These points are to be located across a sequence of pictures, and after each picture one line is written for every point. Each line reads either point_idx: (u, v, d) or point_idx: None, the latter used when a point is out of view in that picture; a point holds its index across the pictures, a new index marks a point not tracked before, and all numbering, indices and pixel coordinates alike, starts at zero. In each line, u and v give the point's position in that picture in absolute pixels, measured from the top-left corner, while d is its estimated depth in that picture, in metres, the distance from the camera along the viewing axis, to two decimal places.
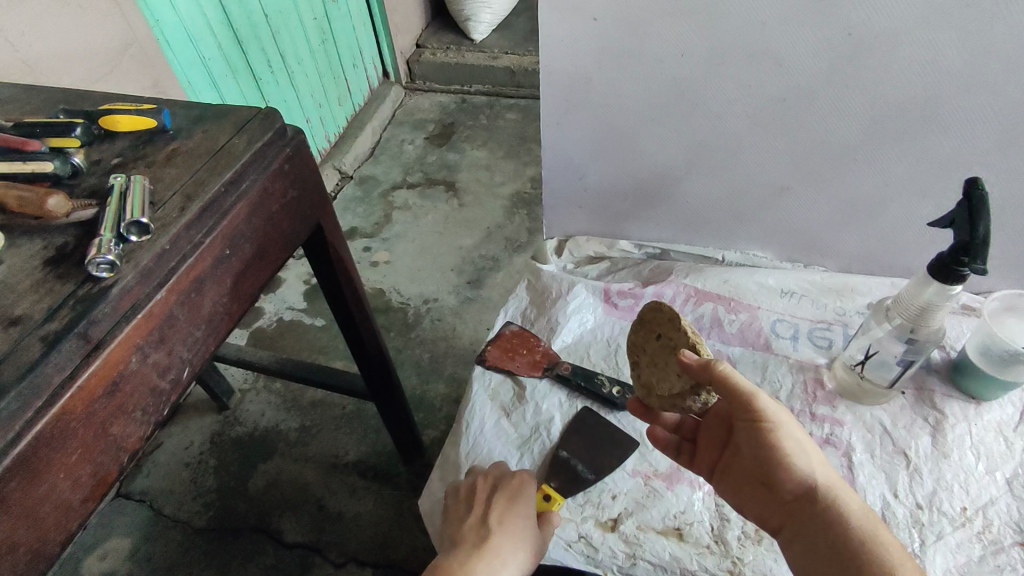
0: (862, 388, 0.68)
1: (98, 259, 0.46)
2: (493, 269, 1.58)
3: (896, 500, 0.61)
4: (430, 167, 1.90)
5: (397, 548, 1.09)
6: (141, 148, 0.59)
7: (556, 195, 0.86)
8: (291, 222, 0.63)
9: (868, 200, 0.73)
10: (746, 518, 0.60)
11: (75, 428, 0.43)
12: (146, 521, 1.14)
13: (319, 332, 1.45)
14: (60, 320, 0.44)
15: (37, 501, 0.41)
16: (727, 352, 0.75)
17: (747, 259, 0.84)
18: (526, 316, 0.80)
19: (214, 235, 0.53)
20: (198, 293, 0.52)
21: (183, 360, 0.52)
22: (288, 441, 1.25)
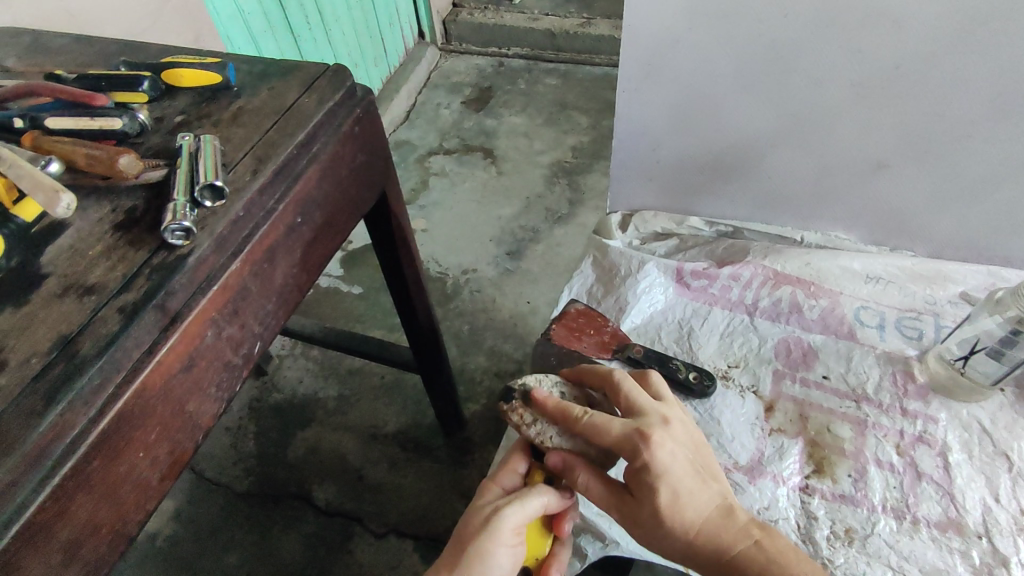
0: (957, 382, 0.64)
1: (173, 225, 0.43)
2: (533, 241, 1.54)
3: (998, 505, 0.57)
4: (467, 133, 1.84)
5: (440, 521, 1.09)
6: (206, 104, 0.55)
7: (624, 166, 0.80)
8: (358, 189, 0.59)
9: (972, 180, 0.68)
10: (834, 517, 0.58)
11: (153, 405, 0.40)
12: (189, 483, 1.15)
13: (356, 300, 1.43)
14: (135, 290, 0.41)
15: (118, 481, 0.39)
16: (809, 338, 0.70)
17: (828, 240, 0.79)
18: (592, 294, 0.76)
19: (287, 201, 0.49)
20: (271, 263, 0.49)
21: (255, 334, 0.49)
22: (328, 410, 1.23)
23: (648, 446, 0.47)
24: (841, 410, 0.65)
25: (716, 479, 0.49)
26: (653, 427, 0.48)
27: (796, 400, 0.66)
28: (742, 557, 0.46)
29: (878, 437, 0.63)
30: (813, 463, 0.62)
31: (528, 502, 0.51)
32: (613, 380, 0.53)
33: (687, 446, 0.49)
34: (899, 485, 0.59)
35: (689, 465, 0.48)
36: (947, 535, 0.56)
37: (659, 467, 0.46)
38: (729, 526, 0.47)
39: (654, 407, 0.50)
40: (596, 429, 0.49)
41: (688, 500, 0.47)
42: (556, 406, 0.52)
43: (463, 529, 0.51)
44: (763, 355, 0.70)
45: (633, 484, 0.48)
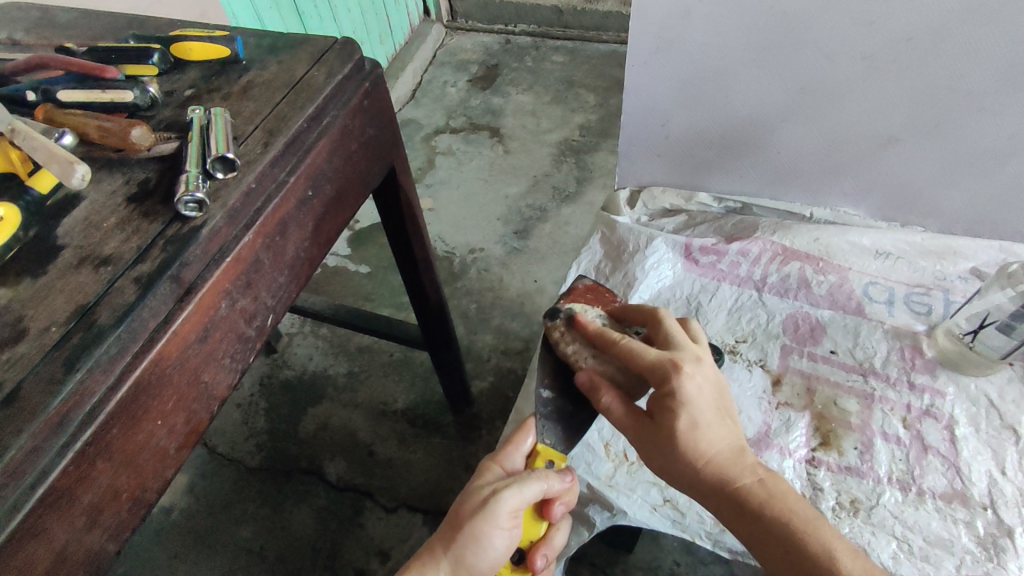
0: (965, 357, 0.64)
1: (186, 196, 0.43)
2: (540, 220, 1.54)
3: (1004, 478, 0.58)
4: (473, 111, 1.83)
5: (448, 496, 1.10)
6: (215, 78, 0.55)
7: (633, 141, 0.80)
8: (367, 163, 0.59)
9: (986, 155, 0.67)
10: (840, 489, 0.59)
11: (170, 374, 0.41)
12: (202, 458, 1.17)
13: (364, 279, 1.44)
14: (151, 260, 0.41)
15: (138, 448, 0.40)
16: (817, 314, 0.70)
17: (838, 217, 0.78)
18: (600, 270, 0.76)
19: (298, 174, 0.49)
20: (282, 236, 0.49)
21: (267, 306, 0.49)
22: (337, 387, 1.25)
23: (678, 374, 0.47)
24: (848, 384, 0.65)
25: (735, 420, 0.50)
26: (685, 359, 0.48)
27: (803, 374, 0.66)
28: (746, 492, 0.48)
29: (885, 411, 0.63)
30: (820, 436, 0.62)
31: (526, 486, 0.52)
32: (657, 315, 0.54)
33: (716, 385, 0.49)
34: (904, 458, 0.60)
35: (713, 403, 0.48)
36: (952, 507, 0.57)
37: (685, 396, 0.47)
38: (739, 463, 0.48)
39: (689, 344, 0.51)
40: (631, 351, 0.50)
41: (706, 432, 0.48)
42: (597, 330, 0.55)
43: (461, 510, 0.52)
44: (771, 330, 0.70)
45: (655, 408, 0.49)
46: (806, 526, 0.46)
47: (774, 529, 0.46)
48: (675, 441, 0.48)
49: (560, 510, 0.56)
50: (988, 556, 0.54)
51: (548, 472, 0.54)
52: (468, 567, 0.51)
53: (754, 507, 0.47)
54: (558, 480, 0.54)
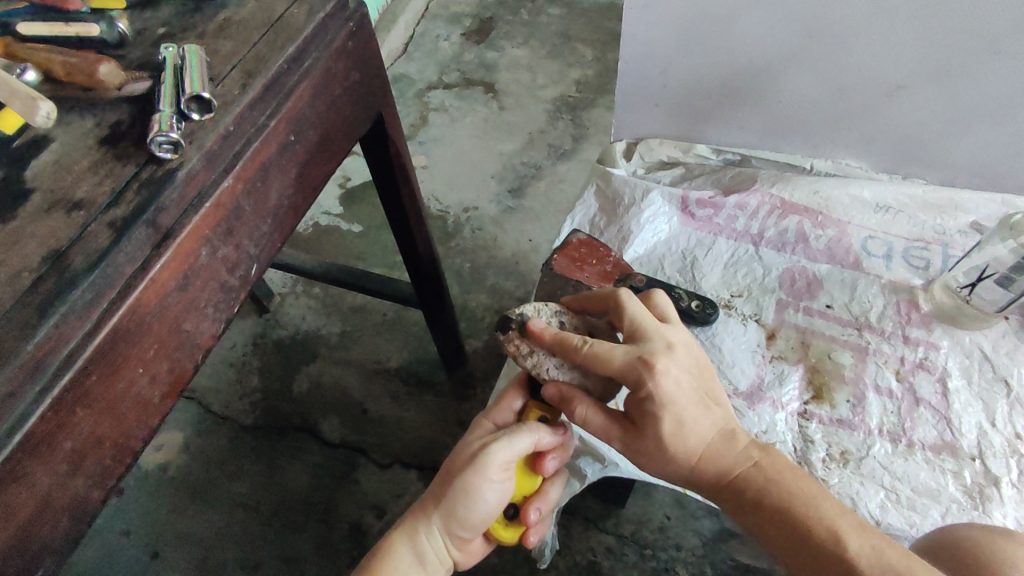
0: (962, 311, 0.63)
1: (160, 137, 0.41)
2: (535, 178, 1.51)
3: (993, 430, 0.58)
4: (467, 66, 1.78)
5: (442, 452, 1.11)
6: (189, 16, 0.52)
7: (630, 91, 0.77)
8: (353, 109, 0.57)
9: (992, 104, 0.65)
10: (831, 441, 0.59)
11: (150, 323, 0.40)
12: (197, 416, 1.17)
13: (357, 238, 1.42)
14: (125, 204, 0.40)
15: (119, 396, 0.39)
16: (813, 268, 0.69)
17: (838, 168, 0.77)
18: (594, 224, 0.75)
19: (279, 117, 0.47)
20: (264, 183, 0.47)
21: (250, 255, 0.48)
22: (330, 345, 1.24)
23: (652, 376, 0.46)
24: (843, 338, 0.65)
25: (720, 401, 0.50)
26: (656, 354, 0.47)
27: (798, 328, 0.66)
28: (743, 478, 0.47)
29: (878, 364, 0.63)
30: (812, 389, 0.62)
31: (517, 439, 0.52)
32: (618, 298, 0.52)
33: (691, 370, 0.48)
34: (896, 411, 0.60)
35: (693, 393, 0.48)
36: (941, 458, 0.57)
37: (663, 397, 0.46)
38: (730, 450, 0.48)
39: (659, 333, 0.49)
40: (599, 358, 0.48)
41: (691, 427, 0.47)
42: (555, 337, 0.52)
43: (453, 464, 0.53)
44: (767, 285, 0.69)
45: (636, 414, 0.48)
46: (805, 502, 0.45)
47: (775, 511, 0.46)
48: (660, 446, 0.48)
49: (553, 465, 0.55)
50: (974, 505, 0.54)
51: (538, 426, 0.54)
52: (460, 519, 0.52)
53: (751, 494, 0.47)
54: (549, 433, 0.55)
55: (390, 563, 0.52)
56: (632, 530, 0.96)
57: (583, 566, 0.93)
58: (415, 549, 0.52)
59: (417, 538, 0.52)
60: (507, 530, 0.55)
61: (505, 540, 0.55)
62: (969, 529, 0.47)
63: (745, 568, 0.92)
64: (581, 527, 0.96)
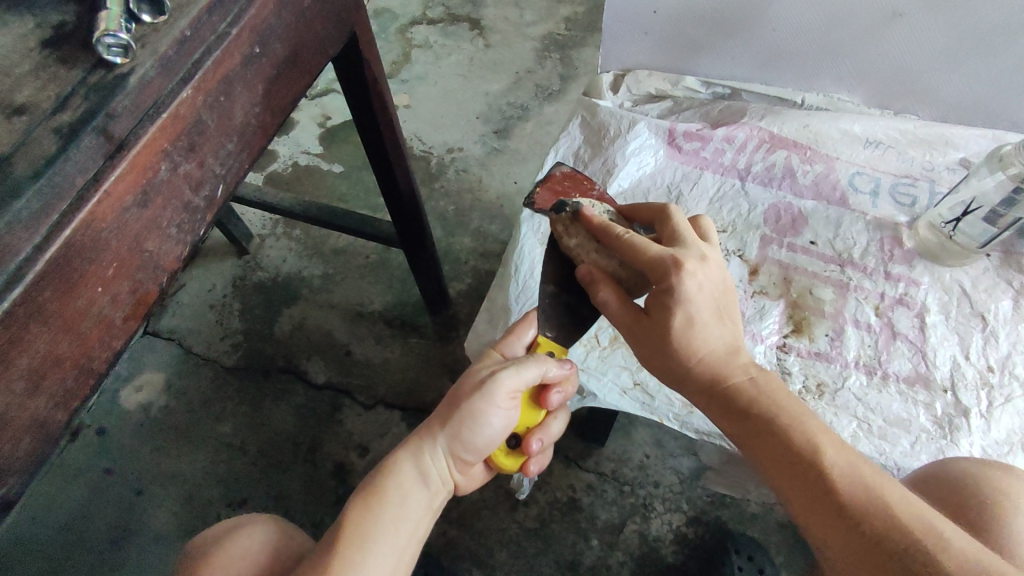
0: (944, 247, 0.63)
1: (107, 38, 0.38)
2: (522, 119, 1.47)
3: (966, 362, 0.58)
4: (452, 0, 1.69)
5: (425, 392, 1.12)
6: None
7: (619, 17, 0.73)
8: (324, 24, 0.53)
9: (994, 31, 0.62)
10: (808, 374, 0.59)
11: (107, 239, 0.38)
12: (177, 357, 1.16)
13: (338, 178, 1.38)
14: (73, 110, 0.37)
15: (78, 314, 0.37)
16: (799, 204, 0.68)
17: (831, 103, 0.75)
18: (579, 157, 0.73)
19: (242, 25, 0.44)
20: (227, 97, 0.44)
21: (216, 175, 0.46)
22: (312, 288, 1.23)
23: (678, 272, 0.46)
24: (825, 274, 0.64)
25: (734, 318, 0.49)
26: (689, 257, 0.47)
27: (781, 264, 0.65)
28: (736, 388, 0.46)
29: (858, 299, 0.63)
30: (792, 323, 0.62)
31: (525, 369, 0.52)
32: (666, 212, 0.52)
33: (719, 285, 0.47)
34: (873, 344, 0.60)
35: (712, 302, 0.47)
36: (914, 390, 0.57)
37: (683, 293, 0.46)
38: (732, 361, 0.47)
39: (697, 243, 0.49)
40: (634, 249, 0.48)
41: (701, 329, 0.46)
42: (602, 223, 0.51)
43: (460, 391, 0.53)
44: (752, 221, 0.68)
45: (653, 304, 0.47)
46: (792, 417, 0.44)
47: (764, 424, 0.45)
48: (667, 335, 0.47)
49: (558, 399, 0.55)
50: (943, 434, 0.55)
51: (546, 358, 0.54)
52: (465, 442, 0.52)
53: (742, 401, 0.46)
54: (557, 366, 0.55)
55: (393, 477, 0.51)
56: (612, 468, 0.98)
57: (563, 501, 0.95)
58: (418, 468, 0.52)
59: (421, 458, 0.52)
60: (509, 460, 0.55)
61: (506, 468, 0.56)
62: (967, 461, 0.50)
63: (720, 501, 0.95)
64: (561, 465, 0.98)
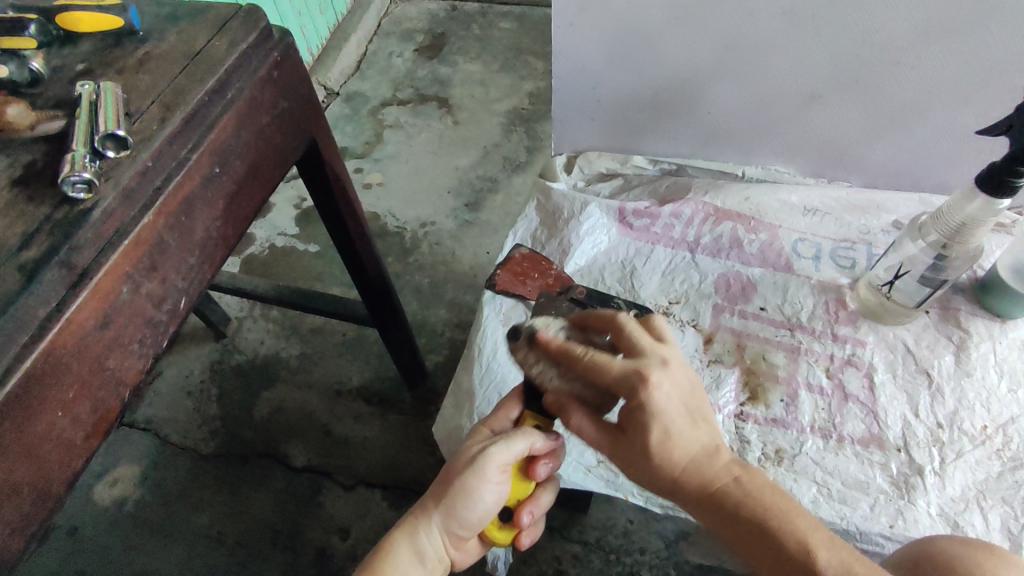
0: (885, 307, 0.66)
1: (73, 177, 0.41)
2: (491, 191, 1.52)
3: (917, 420, 0.61)
4: (420, 82, 1.78)
5: (407, 469, 1.11)
6: (107, 52, 0.52)
7: (565, 105, 0.79)
8: (284, 137, 0.57)
9: (906, 108, 0.68)
10: (766, 440, 0.61)
11: (68, 364, 0.40)
12: (153, 448, 1.14)
13: (314, 258, 1.41)
14: (38, 246, 0.40)
15: (36, 440, 0.38)
16: (747, 272, 0.72)
17: (769, 174, 0.80)
18: (536, 238, 0.76)
19: (201, 150, 0.47)
20: (189, 216, 0.47)
21: (178, 289, 0.48)
22: (290, 369, 1.23)
23: (646, 386, 0.46)
24: (776, 339, 0.67)
25: (708, 420, 0.50)
26: (651, 368, 0.47)
27: (734, 331, 0.68)
28: (721, 493, 0.47)
29: (810, 362, 0.65)
30: (748, 390, 0.64)
31: (514, 442, 0.52)
32: (618, 324, 0.51)
33: (686, 389, 0.48)
34: (827, 407, 0.62)
35: (682, 409, 0.48)
36: (869, 450, 0.59)
37: (655, 406, 0.47)
38: (714, 463, 0.48)
39: (654, 350, 0.49)
40: (597, 367, 0.48)
41: (678, 439, 0.47)
42: (559, 346, 0.51)
43: (452, 467, 0.52)
44: (703, 291, 0.71)
45: (629, 422, 0.48)
46: (778, 515, 0.45)
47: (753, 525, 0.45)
48: (648, 460, 0.48)
49: (546, 470, 0.55)
50: (901, 495, 0.57)
51: (532, 431, 0.54)
52: (460, 520, 0.52)
53: (730, 507, 0.47)
54: (543, 438, 0.54)
55: (391, 559, 0.51)
56: (597, 537, 0.97)
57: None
58: (415, 548, 0.52)
59: (417, 537, 0.52)
60: (501, 533, 0.55)
61: (499, 541, 0.56)
62: (956, 544, 0.47)
63: (707, 566, 0.94)
64: (546, 537, 0.97)
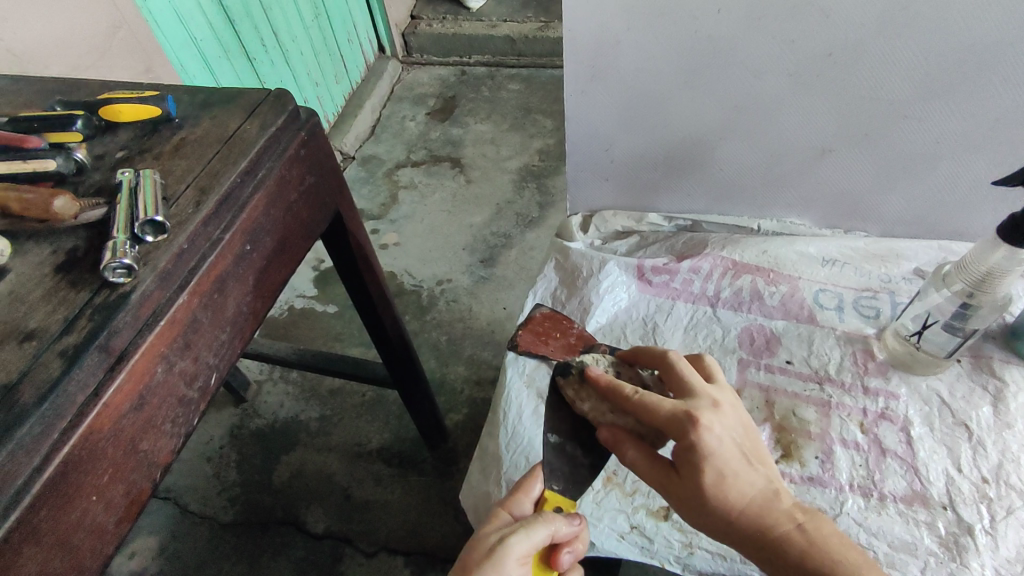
0: (914, 357, 0.65)
1: (113, 263, 0.43)
2: (505, 246, 1.54)
3: (960, 475, 0.59)
4: (433, 144, 1.84)
5: (429, 535, 1.08)
6: (146, 139, 0.55)
7: (579, 167, 0.81)
8: (310, 212, 0.59)
9: (916, 159, 0.69)
10: (804, 500, 0.59)
11: (104, 448, 0.40)
12: (173, 518, 1.13)
13: (333, 318, 1.42)
14: (78, 332, 0.41)
15: (71, 528, 0.38)
16: (771, 325, 0.71)
17: (785, 227, 0.80)
18: (556, 297, 0.77)
19: (234, 230, 0.49)
20: (221, 294, 0.48)
21: (210, 365, 0.48)
22: (309, 432, 1.22)
23: (697, 428, 0.45)
24: (806, 394, 0.66)
25: (765, 460, 0.47)
26: (702, 410, 0.46)
27: (762, 387, 0.67)
28: (787, 543, 0.45)
29: (842, 417, 0.64)
30: (781, 448, 0.63)
31: (535, 531, 0.49)
32: (668, 361, 0.51)
33: (737, 429, 0.46)
34: (864, 463, 0.60)
35: (738, 449, 0.46)
36: (913, 509, 0.57)
37: (706, 449, 0.44)
38: (775, 508, 0.46)
39: (705, 390, 0.48)
40: (646, 406, 0.47)
41: (734, 483, 0.45)
42: (607, 383, 0.52)
43: (468, 558, 0.49)
44: (727, 345, 0.71)
45: (680, 462, 0.46)
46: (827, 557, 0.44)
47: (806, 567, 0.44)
48: (717, 480, 0.45)
49: (569, 559, 0.52)
50: (951, 557, 0.55)
51: (555, 516, 0.51)
52: None
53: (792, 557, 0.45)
54: (566, 525, 0.51)
55: None
56: None
57: None
58: None
59: None
60: None
61: None
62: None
63: None
64: None
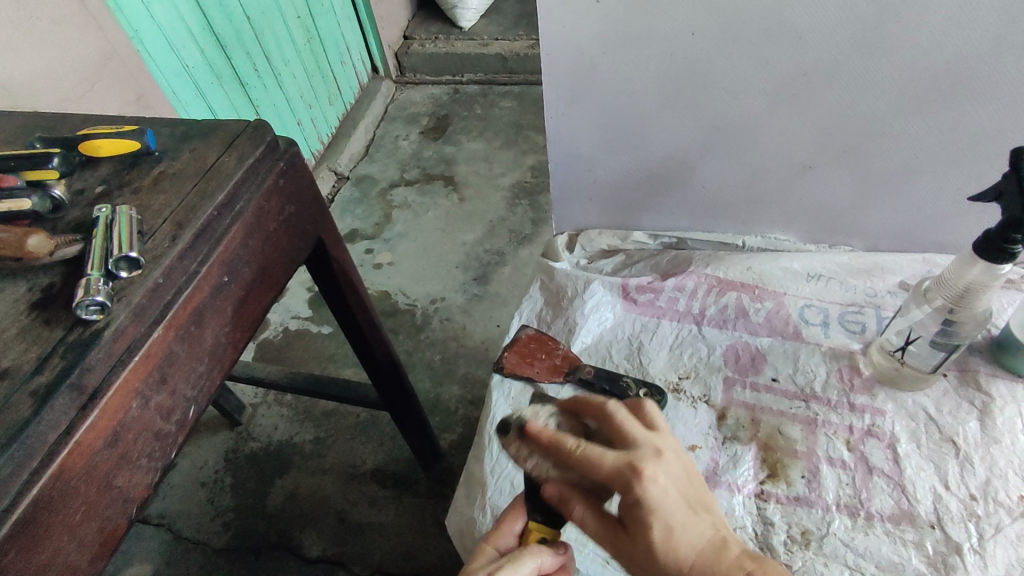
0: (900, 373, 0.65)
1: (86, 301, 0.43)
2: (498, 264, 1.55)
3: (948, 493, 0.58)
4: (426, 162, 1.85)
5: (424, 557, 1.07)
6: (126, 173, 0.55)
7: (564, 188, 0.81)
8: (290, 241, 0.59)
9: (897, 174, 0.69)
10: (791, 521, 0.59)
11: (76, 485, 0.40)
12: (167, 544, 1.12)
13: (326, 339, 1.42)
14: (50, 370, 0.41)
15: (42, 568, 0.38)
16: (756, 342, 0.71)
17: (769, 243, 0.80)
18: (542, 318, 0.77)
19: (210, 262, 0.49)
20: (198, 326, 0.49)
21: (187, 399, 0.49)
22: (303, 455, 1.22)
23: (640, 482, 0.42)
24: (791, 412, 0.65)
25: (709, 507, 0.45)
26: (645, 461, 0.43)
27: (748, 406, 0.67)
28: None
29: (828, 435, 0.63)
30: (767, 468, 0.62)
31: (521, 564, 0.48)
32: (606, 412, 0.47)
33: (680, 478, 0.44)
34: (851, 482, 0.60)
35: (681, 500, 0.43)
36: (901, 529, 0.57)
37: (650, 504, 0.42)
38: (722, 558, 0.43)
39: (647, 439, 0.45)
40: (586, 464, 0.43)
41: (681, 533, 0.43)
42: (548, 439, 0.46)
43: None
44: (713, 363, 0.70)
45: (627, 520, 0.43)
46: None
47: None
48: (661, 534, 0.42)
49: None
50: None
51: (540, 547, 0.50)
52: None
53: None
54: (551, 555, 0.51)
55: None
56: None
57: None
58: None
59: None
60: None
61: None
62: None
63: None
64: None
